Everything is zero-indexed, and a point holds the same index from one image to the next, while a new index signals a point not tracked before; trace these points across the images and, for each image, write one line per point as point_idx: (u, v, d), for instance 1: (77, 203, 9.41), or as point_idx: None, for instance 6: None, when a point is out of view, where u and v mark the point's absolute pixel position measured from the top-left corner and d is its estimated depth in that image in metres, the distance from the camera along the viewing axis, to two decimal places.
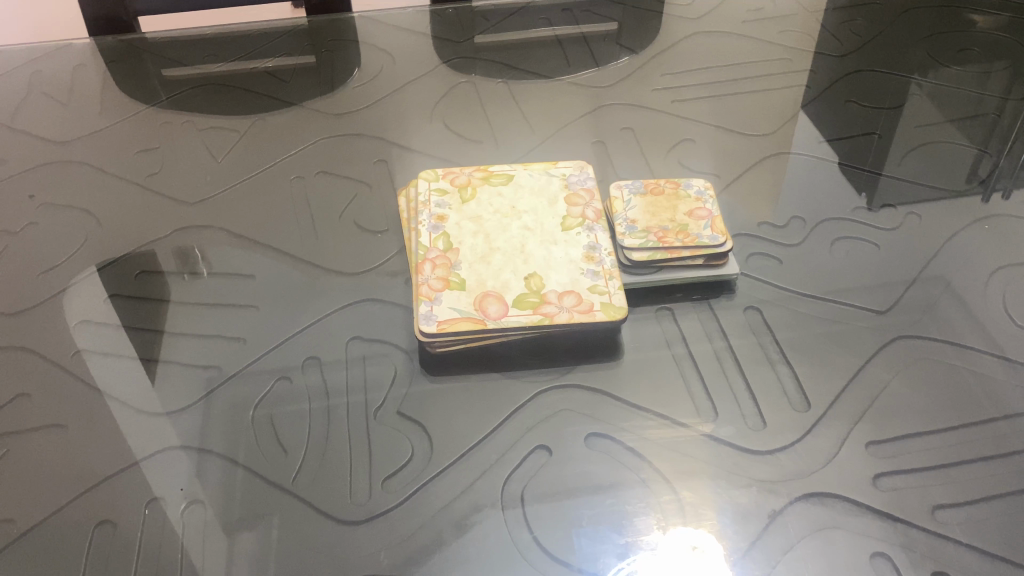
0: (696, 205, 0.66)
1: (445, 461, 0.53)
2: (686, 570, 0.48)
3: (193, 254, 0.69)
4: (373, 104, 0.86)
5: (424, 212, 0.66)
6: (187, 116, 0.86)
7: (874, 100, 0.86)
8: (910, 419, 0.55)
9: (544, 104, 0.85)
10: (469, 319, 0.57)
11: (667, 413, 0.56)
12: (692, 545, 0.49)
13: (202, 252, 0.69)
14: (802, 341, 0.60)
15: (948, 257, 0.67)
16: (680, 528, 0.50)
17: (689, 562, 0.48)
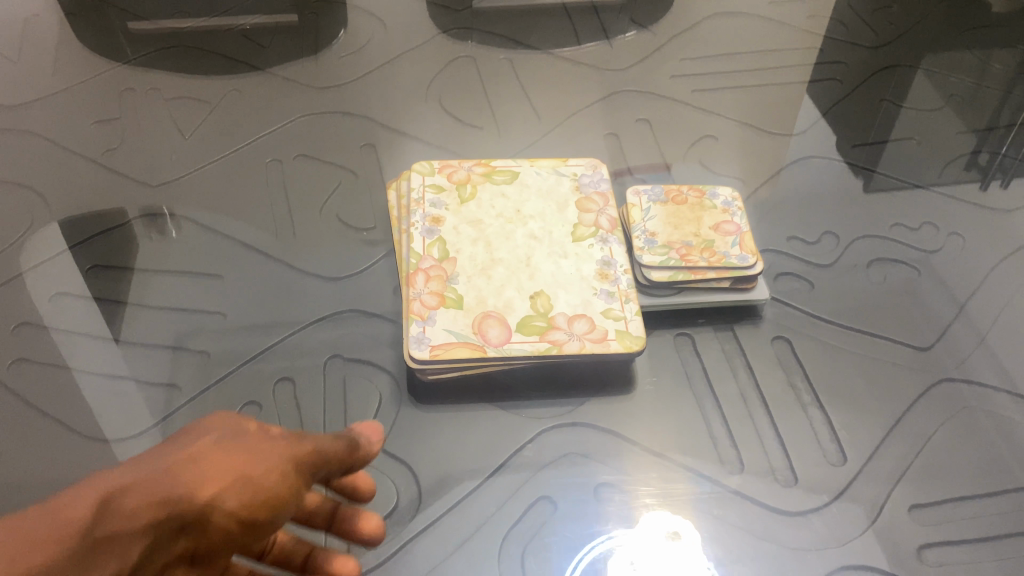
0: (722, 218, 0.59)
1: (436, 512, 0.47)
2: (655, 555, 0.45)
3: (155, 246, 0.61)
4: (362, 77, 0.78)
5: (417, 211, 0.59)
6: (151, 81, 0.76)
7: (911, 101, 0.79)
8: (958, 480, 0.49)
9: (551, 87, 0.77)
10: (468, 345, 0.51)
11: (688, 462, 0.49)
12: (670, 531, 0.46)
13: (165, 239, 0.62)
14: (838, 380, 0.54)
15: (993, 288, 0.61)
16: (678, 546, 0.46)
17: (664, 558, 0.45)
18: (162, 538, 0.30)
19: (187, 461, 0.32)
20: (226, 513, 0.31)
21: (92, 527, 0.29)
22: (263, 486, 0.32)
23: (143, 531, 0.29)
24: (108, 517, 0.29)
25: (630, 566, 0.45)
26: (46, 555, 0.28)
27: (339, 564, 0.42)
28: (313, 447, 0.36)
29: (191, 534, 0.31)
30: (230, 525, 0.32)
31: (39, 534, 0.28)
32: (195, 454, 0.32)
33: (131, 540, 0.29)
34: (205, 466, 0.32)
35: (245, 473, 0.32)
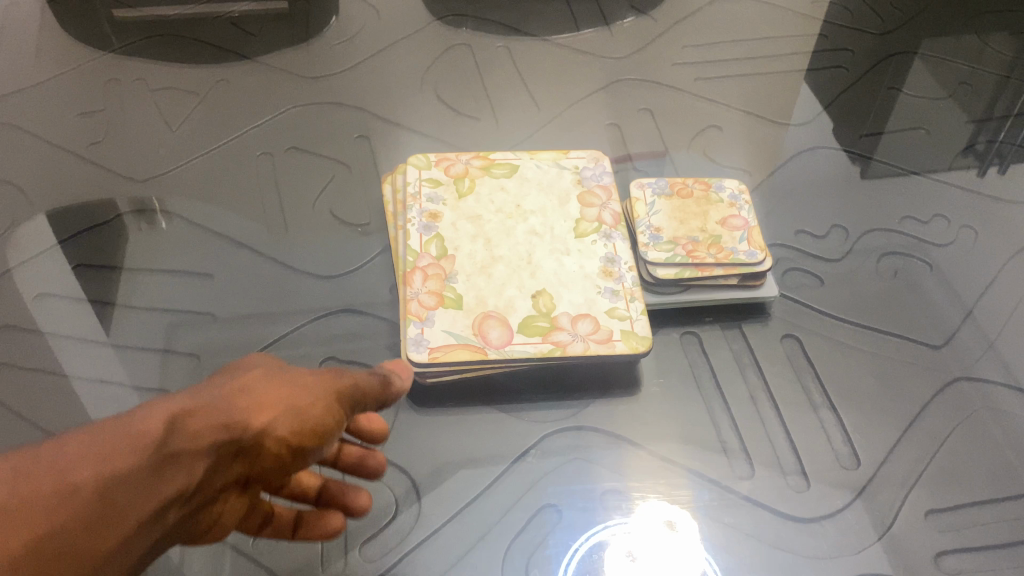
0: (729, 213, 0.57)
1: (436, 522, 0.45)
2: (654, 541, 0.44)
3: (144, 238, 0.59)
4: (355, 67, 0.76)
5: (413, 207, 0.56)
6: (137, 71, 0.74)
7: (919, 90, 0.77)
8: (974, 483, 0.48)
9: (551, 76, 0.75)
10: (468, 347, 0.49)
11: (696, 467, 0.48)
12: (667, 521, 0.45)
13: (154, 230, 0.60)
14: (850, 381, 0.52)
15: (1006, 283, 0.60)
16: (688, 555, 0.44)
17: (663, 540, 0.44)
18: (227, 454, 0.32)
19: (241, 391, 0.34)
20: (278, 437, 0.34)
21: (171, 440, 0.30)
22: (312, 413, 0.36)
23: (213, 447, 0.31)
24: (183, 430, 0.30)
25: (627, 557, 0.44)
26: (133, 461, 0.29)
27: (354, 497, 0.43)
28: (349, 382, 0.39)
29: (245, 456, 0.34)
30: (279, 449, 0.34)
31: (122, 441, 0.29)
32: (248, 384, 0.35)
33: (205, 452, 0.31)
34: (259, 395, 0.34)
35: (294, 402, 0.35)
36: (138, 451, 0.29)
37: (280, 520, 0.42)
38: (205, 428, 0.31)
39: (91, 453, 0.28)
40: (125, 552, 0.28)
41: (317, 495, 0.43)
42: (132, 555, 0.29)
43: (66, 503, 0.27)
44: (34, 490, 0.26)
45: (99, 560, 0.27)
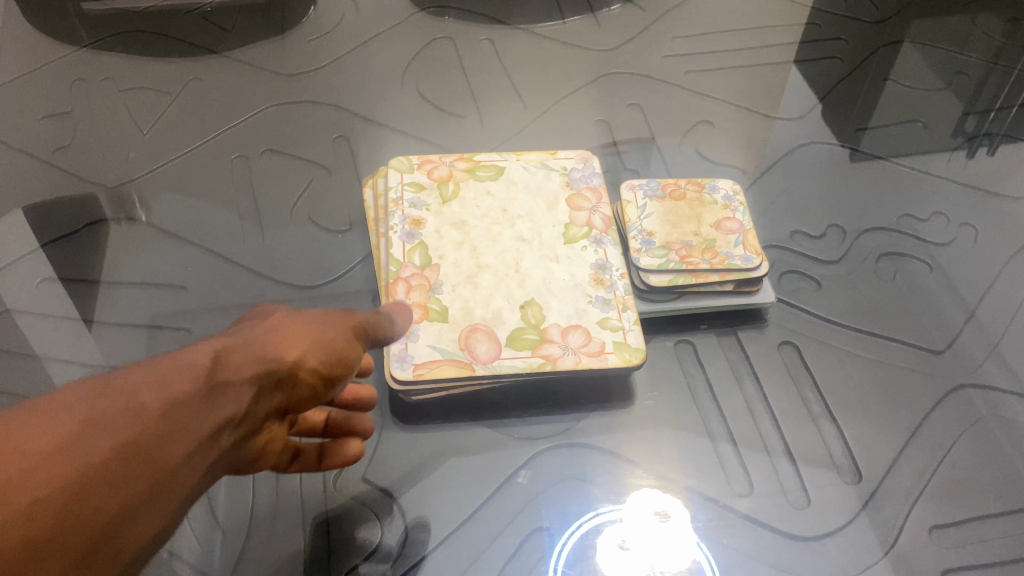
0: (723, 215, 0.55)
1: (424, 550, 0.43)
2: (644, 528, 0.44)
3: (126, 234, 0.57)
4: (335, 63, 0.73)
5: (395, 213, 0.54)
6: (106, 71, 0.71)
7: (915, 80, 0.75)
8: (980, 496, 0.46)
9: (537, 70, 0.73)
10: (454, 363, 0.47)
11: (693, 485, 0.46)
12: (658, 511, 0.45)
13: (136, 224, 0.58)
14: (849, 391, 0.51)
15: (1006, 283, 0.58)
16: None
17: (653, 527, 0.44)
18: (275, 385, 0.30)
19: (274, 326, 0.32)
20: (315, 369, 0.32)
21: (222, 363, 0.27)
22: (341, 347, 0.34)
23: (262, 373, 0.29)
24: (232, 358, 0.28)
25: (618, 547, 0.43)
26: (194, 379, 0.26)
27: (360, 422, 0.44)
28: (367, 318, 0.38)
29: (287, 390, 0.31)
30: (317, 382, 0.33)
31: (175, 362, 0.26)
32: (276, 320, 0.33)
33: (255, 378, 0.29)
34: (293, 329, 0.32)
35: (324, 335, 0.33)
36: (195, 370, 0.26)
37: (307, 458, 0.41)
38: (251, 356, 0.29)
39: (147, 370, 0.25)
40: (196, 476, 0.26)
41: (324, 427, 0.43)
42: (200, 481, 0.26)
43: (138, 417, 0.24)
44: (101, 403, 0.23)
45: (175, 479, 0.25)
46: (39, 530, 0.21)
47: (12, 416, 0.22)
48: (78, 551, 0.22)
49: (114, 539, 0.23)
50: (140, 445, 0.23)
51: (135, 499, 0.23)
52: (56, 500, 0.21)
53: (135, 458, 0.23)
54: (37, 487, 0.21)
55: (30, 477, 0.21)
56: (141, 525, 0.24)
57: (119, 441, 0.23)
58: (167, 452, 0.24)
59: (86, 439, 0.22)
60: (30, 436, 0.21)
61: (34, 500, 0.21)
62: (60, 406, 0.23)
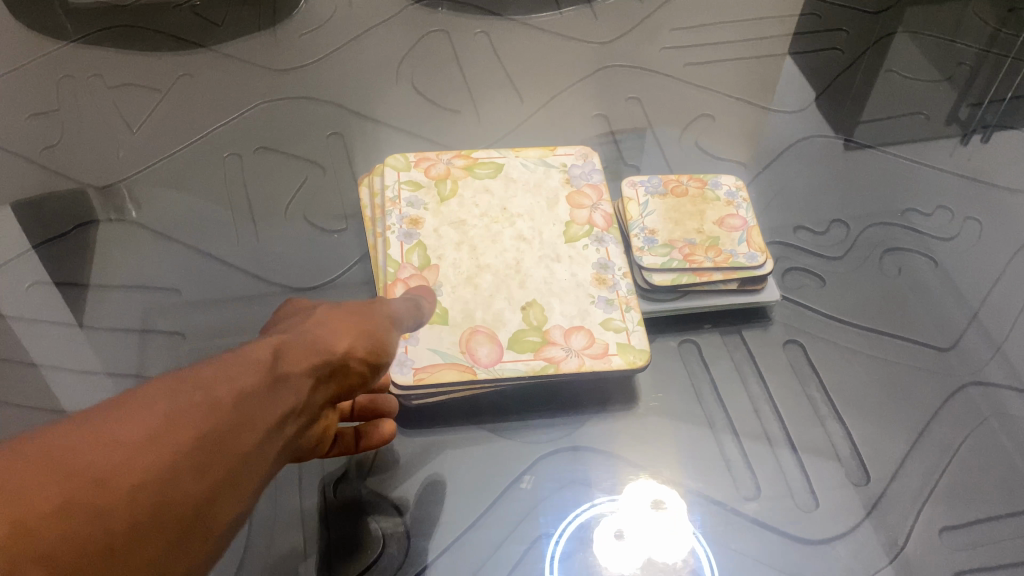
0: (726, 212, 0.54)
1: (427, 558, 0.42)
2: (640, 517, 0.44)
3: (119, 229, 0.57)
4: (328, 57, 0.72)
5: (393, 212, 0.53)
6: (93, 67, 0.69)
7: (916, 71, 0.74)
8: (990, 496, 0.46)
9: (534, 64, 0.71)
10: (455, 366, 0.46)
11: (700, 488, 0.45)
12: (654, 500, 0.45)
13: (124, 219, 0.57)
14: (856, 391, 0.50)
15: (1012, 278, 0.57)
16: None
17: (649, 516, 0.44)
18: (332, 373, 0.31)
19: (319, 320, 0.32)
20: (361, 358, 0.33)
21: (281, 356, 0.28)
22: (380, 336, 0.35)
23: (319, 363, 0.30)
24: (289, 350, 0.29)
25: (615, 537, 0.43)
26: (261, 369, 0.26)
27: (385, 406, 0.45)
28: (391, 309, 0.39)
29: (339, 378, 0.31)
30: (365, 370, 0.33)
31: (241, 356, 0.27)
32: (323, 312, 0.33)
33: (312, 368, 0.29)
34: (336, 321, 0.33)
35: (362, 326, 0.34)
36: (260, 362, 0.27)
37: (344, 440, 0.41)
38: (307, 347, 0.30)
39: (218, 363, 0.26)
40: (272, 461, 0.26)
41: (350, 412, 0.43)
42: (276, 467, 0.26)
43: (219, 402, 0.24)
44: (182, 392, 0.23)
45: (255, 464, 0.25)
46: (141, 512, 0.21)
47: (100, 411, 0.22)
48: (175, 535, 0.22)
49: (207, 523, 0.23)
50: (224, 430, 0.24)
51: (224, 484, 0.23)
52: (155, 484, 0.21)
53: (221, 443, 0.23)
54: (132, 476, 0.21)
55: (128, 462, 0.21)
56: (229, 509, 0.24)
57: (206, 426, 0.23)
58: (247, 436, 0.24)
59: (175, 425, 0.22)
60: (119, 429, 0.21)
61: (133, 485, 0.21)
62: (147, 397, 0.23)
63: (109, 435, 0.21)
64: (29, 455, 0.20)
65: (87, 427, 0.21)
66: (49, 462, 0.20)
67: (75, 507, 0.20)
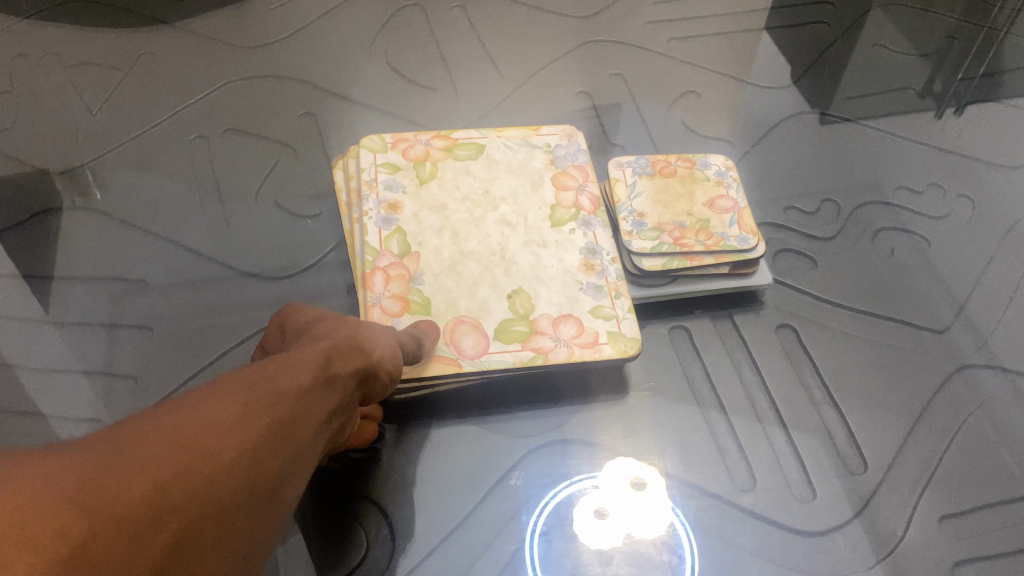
0: (716, 193, 0.53)
1: (414, 560, 0.40)
2: (619, 496, 0.43)
3: (82, 216, 0.54)
4: (299, 33, 0.69)
5: (370, 197, 0.51)
6: (47, 44, 0.65)
7: (903, 45, 0.73)
8: (987, 483, 0.45)
9: (514, 40, 0.69)
10: (440, 359, 0.44)
11: (696, 480, 0.44)
12: (633, 478, 0.44)
13: (85, 205, 0.54)
14: (851, 376, 0.49)
15: (1005, 257, 0.56)
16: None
17: (628, 493, 0.43)
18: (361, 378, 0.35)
19: (354, 328, 0.37)
20: (388, 366, 0.37)
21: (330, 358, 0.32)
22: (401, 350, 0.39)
23: (356, 367, 0.34)
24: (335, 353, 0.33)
25: (597, 517, 0.42)
26: (313, 371, 0.30)
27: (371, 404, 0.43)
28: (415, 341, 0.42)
29: (369, 381, 0.36)
30: (389, 376, 0.37)
31: (294, 357, 0.31)
32: (352, 321, 0.38)
33: (353, 370, 0.33)
34: (368, 331, 0.37)
35: (386, 336, 0.38)
36: (311, 365, 0.31)
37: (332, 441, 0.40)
38: (345, 351, 0.34)
39: (277, 363, 0.29)
40: (320, 452, 0.30)
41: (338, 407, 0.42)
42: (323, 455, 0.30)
43: (288, 397, 0.28)
44: (258, 386, 0.27)
45: (311, 450, 0.29)
46: (237, 480, 0.24)
47: (195, 395, 0.25)
48: (258, 505, 0.25)
49: (281, 496, 0.26)
50: (290, 421, 0.27)
51: (292, 465, 0.27)
52: (247, 458, 0.25)
53: (288, 429, 0.27)
54: (232, 450, 0.24)
55: (227, 439, 0.24)
56: (293, 488, 0.27)
57: (277, 415, 0.27)
58: (306, 428, 0.28)
59: (257, 412, 0.26)
60: (217, 412, 0.25)
61: (232, 459, 0.24)
62: (236, 389, 0.26)
63: (205, 416, 0.25)
64: (149, 429, 0.23)
65: (193, 407, 0.25)
66: (167, 434, 0.23)
67: (193, 471, 0.23)
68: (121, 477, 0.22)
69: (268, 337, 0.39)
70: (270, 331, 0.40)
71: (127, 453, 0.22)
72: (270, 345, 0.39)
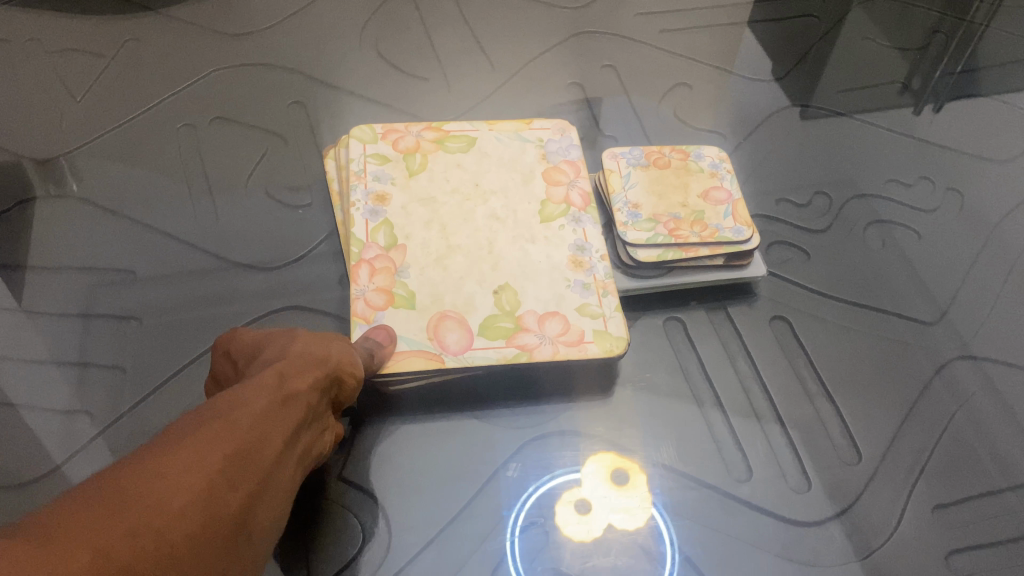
0: (710, 184, 0.53)
1: (410, 553, 0.40)
2: (596, 490, 0.43)
3: (63, 205, 0.53)
4: (286, 20, 0.68)
5: (358, 187, 0.50)
6: (28, 30, 0.64)
7: (891, 39, 0.73)
8: (978, 473, 0.45)
9: (504, 30, 0.69)
10: (422, 354, 0.43)
11: (693, 470, 0.44)
12: (614, 472, 0.43)
13: (65, 194, 0.53)
14: (844, 367, 0.49)
15: (993, 249, 0.57)
16: (691, 575, 0.40)
17: (606, 488, 0.43)
18: (320, 389, 0.34)
19: (299, 343, 0.36)
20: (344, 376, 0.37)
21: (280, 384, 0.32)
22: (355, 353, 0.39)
23: (312, 381, 0.34)
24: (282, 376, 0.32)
25: (579, 511, 0.42)
26: (263, 397, 0.30)
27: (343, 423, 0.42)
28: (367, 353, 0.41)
29: (326, 394, 0.36)
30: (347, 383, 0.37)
31: (249, 385, 0.30)
32: (302, 337, 0.37)
33: (307, 388, 0.33)
34: (316, 343, 0.37)
35: (338, 343, 0.38)
36: (261, 393, 0.30)
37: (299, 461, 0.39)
38: (295, 371, 0.33)
39: (226, 398, 0.29)
40: (284, 473, 0.30)
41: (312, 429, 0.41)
42: (288, 477, 0.30)
43: (237, 428, 0.27)
44: (203, 426, 0.27)
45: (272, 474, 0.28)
46: (195, 524, 0.24)
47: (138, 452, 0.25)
48: (219, 544, 0.25)
49: (243, 530, 0.26)
50: (243, 454, 0.27)
51: (252, 495, 0.27)
52: (199, 502, 0.24)
53: (243, 462, 0.27)
54: (183, 494, 0.24)
55: (177, 486, 0.24)
56: (256, 520, 0.27)
57: (229, 450, 0.26)
58: (262, 455, 0.28)
59: (207, 449, 0.26)
60: (163, 461, 0.24)
61: (185, 504, 0.24)
62: (179, 435, 0.26)
63: (161, 461, 0.24)
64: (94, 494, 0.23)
65: (137, 462, 0.24)
66: (111, 495, 0.23)
67: (144, 527, 0.22)
68: (70, 542, 0.21)
69: (217, 368, 0.39)
70: (216, 362, 0.39)
71: (71, 518, 0.22)
72: (221, 377, 0.38)
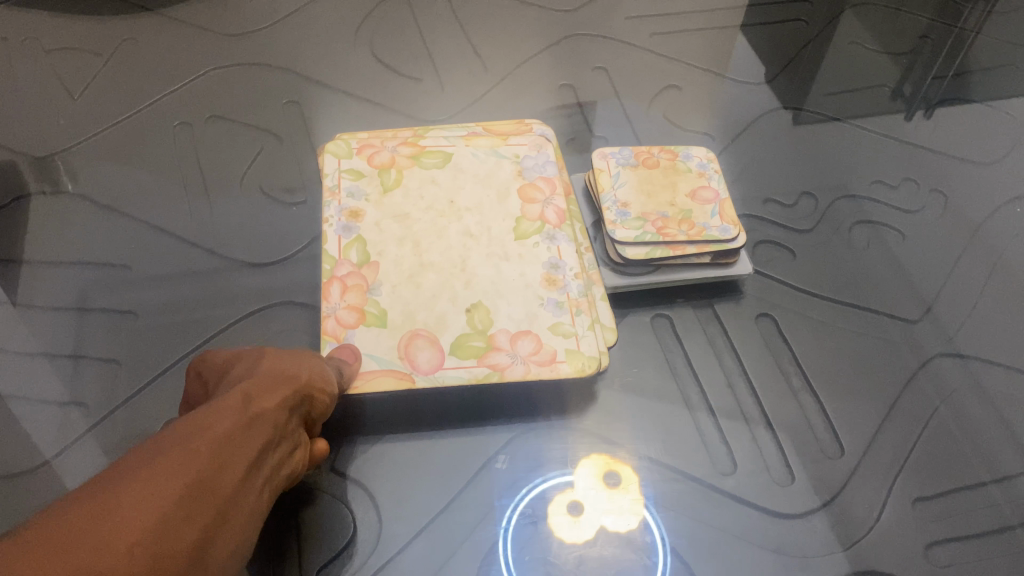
0: (698, 184, 0.54)
1: (400, 543, 0.41)
2: (588, 492, 0.43)
3: (60, 202, 0.53)
4: (282, 21, 0.69)
5: (331, 204, 0.51)
6: (26, 30, 0.65)
7: (878, 43, 0.75)
8: (958, 467, 0.46)
9: (497, 31, 0.69)
10: (392, 373, 0.44)
11: (678, 463, 0.45)
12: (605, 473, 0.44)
13: (61, 192, 0.54)
14: (828, 365, 0.50)
15: (976, 249, 0.58)
16: (676, 564, 0.41)
17: (597, 489, 0.43)
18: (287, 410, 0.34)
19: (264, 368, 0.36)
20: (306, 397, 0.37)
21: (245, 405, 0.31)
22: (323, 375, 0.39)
23: (278, 402, 0.33)
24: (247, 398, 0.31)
25: (571, 512, 0.42)
26: (229, 418, 0.29)
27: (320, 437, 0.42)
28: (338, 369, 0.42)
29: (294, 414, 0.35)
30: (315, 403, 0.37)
31: (213, 405, 0.30)
32: (268, 360, 0.37)
33: (272, 410, 0.32)
34: (281, 366, 0.36)
35: (303, 367, 0.38)
36: (227, 414, 0.29)
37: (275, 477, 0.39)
38: (259, 392, 0.33)
39: (190, 419, 0.28)
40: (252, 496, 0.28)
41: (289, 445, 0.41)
42: (258, 500, 0.29)
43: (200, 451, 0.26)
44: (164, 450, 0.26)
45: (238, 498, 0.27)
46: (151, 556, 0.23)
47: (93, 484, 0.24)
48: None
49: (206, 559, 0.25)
50: (206, 478, 0.26)
51: (216, 522, 0.26)
52: (156, 534, 0.23)
53: (206, 487, 0.26)
54: (139, 526, 0.23)
55: (131, 516, 0.23)
56: (220, 548, 0.26)
57: (191, 475, 0.25)
58: (227, 478, 0.27)
59: (167, 474, 0.25)
60: (118, 491, 0.23)
61: (140, 536, 0.23)
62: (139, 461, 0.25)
63: (117, 491, 0.23)
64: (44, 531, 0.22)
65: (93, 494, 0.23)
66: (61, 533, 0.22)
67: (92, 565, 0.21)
68: None
69: (187, 390, 0.39)
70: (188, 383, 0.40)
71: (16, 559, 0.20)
72: (190, 399, 0.38)
